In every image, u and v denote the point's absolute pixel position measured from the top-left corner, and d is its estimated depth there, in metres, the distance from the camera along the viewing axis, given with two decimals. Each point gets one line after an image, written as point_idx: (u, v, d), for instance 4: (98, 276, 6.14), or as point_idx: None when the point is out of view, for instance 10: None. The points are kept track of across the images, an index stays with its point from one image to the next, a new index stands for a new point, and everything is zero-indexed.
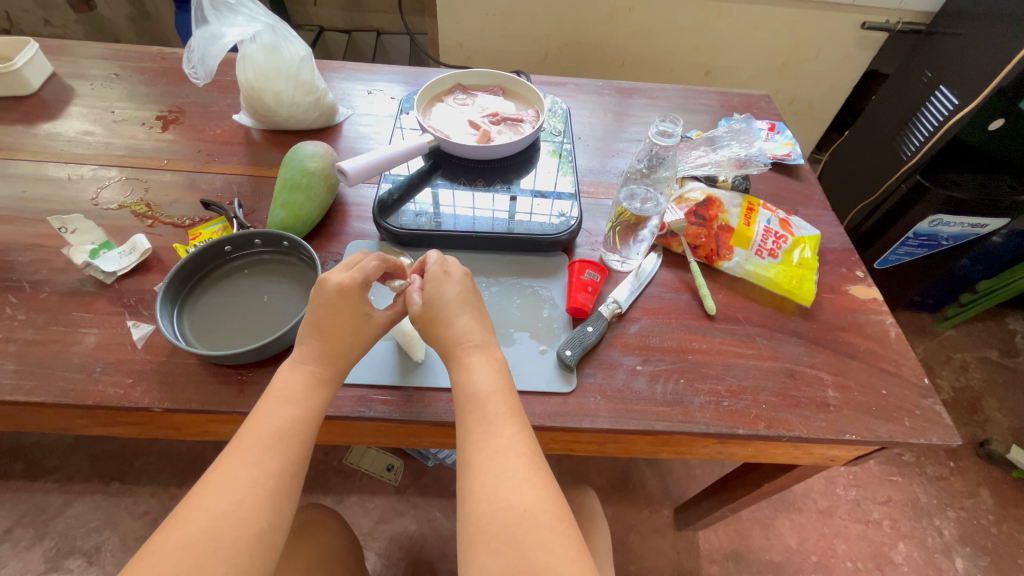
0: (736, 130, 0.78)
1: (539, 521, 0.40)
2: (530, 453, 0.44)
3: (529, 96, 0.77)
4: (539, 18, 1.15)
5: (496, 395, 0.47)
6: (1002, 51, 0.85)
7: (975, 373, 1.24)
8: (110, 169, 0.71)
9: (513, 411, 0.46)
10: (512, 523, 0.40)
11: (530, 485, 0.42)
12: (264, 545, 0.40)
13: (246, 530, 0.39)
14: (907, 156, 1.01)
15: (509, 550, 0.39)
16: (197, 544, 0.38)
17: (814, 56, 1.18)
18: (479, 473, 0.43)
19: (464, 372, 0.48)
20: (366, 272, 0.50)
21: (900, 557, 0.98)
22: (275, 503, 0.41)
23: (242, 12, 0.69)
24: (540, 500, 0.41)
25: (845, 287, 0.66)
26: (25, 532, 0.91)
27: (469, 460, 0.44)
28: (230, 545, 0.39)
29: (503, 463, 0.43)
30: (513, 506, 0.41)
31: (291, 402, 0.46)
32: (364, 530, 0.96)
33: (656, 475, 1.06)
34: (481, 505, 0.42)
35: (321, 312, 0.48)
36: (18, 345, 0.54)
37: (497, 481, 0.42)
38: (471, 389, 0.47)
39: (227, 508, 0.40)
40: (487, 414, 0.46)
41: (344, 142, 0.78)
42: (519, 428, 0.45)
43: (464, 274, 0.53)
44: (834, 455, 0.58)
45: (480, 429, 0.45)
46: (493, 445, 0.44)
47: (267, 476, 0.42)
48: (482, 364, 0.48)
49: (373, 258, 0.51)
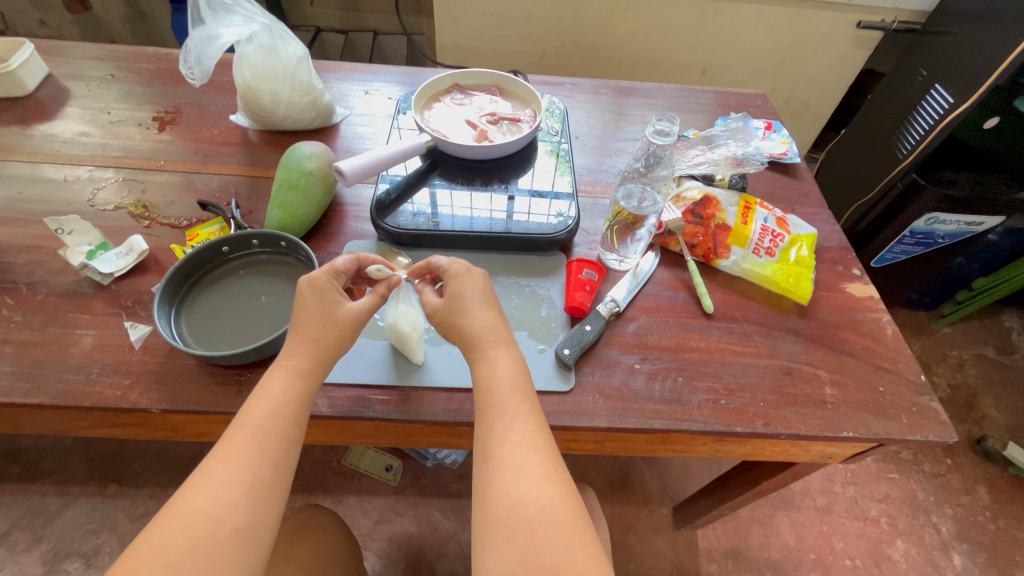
0: (733, 129, 0.77)
1: (557, 516, 0.41)
2: (549, 450, 0.44)
3: (527, 96, 0.77)
4: (536, 18, 1.15)
5: (517, 391, 0.47)
6: (996, 50, 0.86)
7: (971, 370, 1.25)
8: (107, 170, 0.71)
9: (532, 407, 0.46)
10: (532, 517, 0.40)
11: (548, 481, 0.42)
12: (245, 543, 0.39)
13: (223, 529, 0.39)
14: (902, 154, 1.01)
15: (527, 544, 0.39)
16: (173, 545, 0.38)
17: (810, 55, 1.19)
18: (500, 466, 0.43)
19: (487, 365, 0.48)
20: (336, 267, 0.52)
21: (898, 554, 0.99)
22: (254, 500, 0.41)
23: (239, 13, 0.69)
24: (558, 497, 0.42)
25: (842, 285, 0.66)
26: (22, 534, 0.91)
27: (490, 452, 0.44)
28: (208, 543, 0.38)
29: (525, 458, 0.43)
30: (533, 501, 0.41)
31: (270, 398, 0.45)
32: (363, 531, 0.96)
33: (655, 474, 1.06)
34: (500, 499, 0.42)
35: (298, 306, 0.49)
36: (14, 347, 0.54)
37: (518, 475, 0.42)
38: (492, 383, 0.47)
39: (204, 506, 0.39)
40: (508, 409, 0.46)
41: (341, 142, 0.78)
42: (538, 424, 0.45)
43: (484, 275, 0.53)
44: (832, 452, 0.58)
45: (502, 423, 0.45)
46: (515, 439, 0.44)
47: (244, 473, 0.41)
48: (506, 359, 0.48)
49: (342, 256, 0.53)
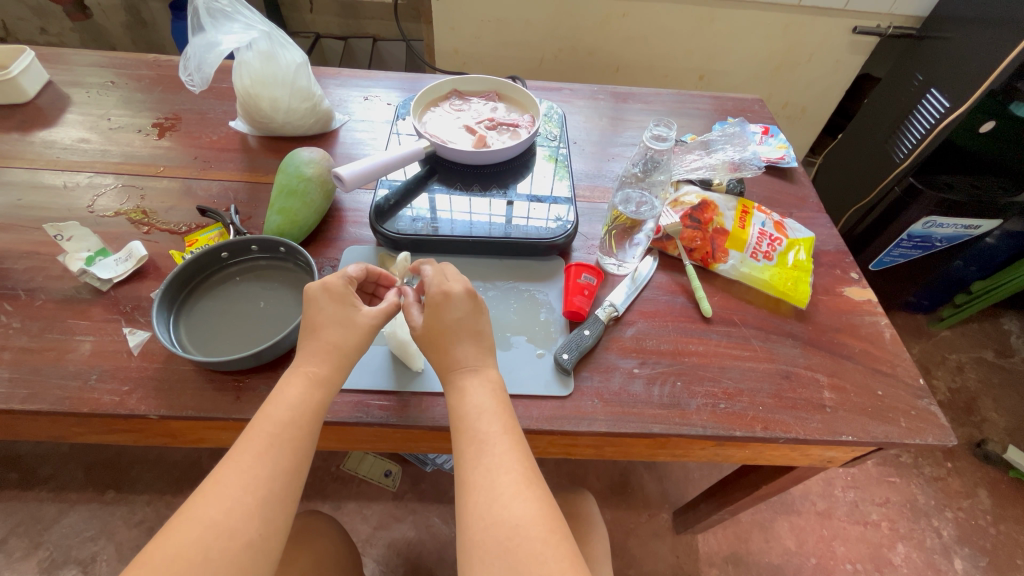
0: (730, 134, 0.79)
1: (531, 533, 0.41)
2: (522, 468, 0.44)
3: (524, 101, 0.78)
4: (533, 24, 1.16)
5: (489, 414, 0.47)
6: (992, 53, 0.86)
7: (971, 373, 1.25)
8: (106, 177, 0.71)
9: (506, 428, 0.47)
10: (504, 537, 0.41)
11: (522, 499, 0.42)
12: (256, 554, 0.39)
13: (235, 540, 0.39)
14: (899, 158, 1.02)
15: (503, 564, 0.39)
16: (185, 555, 0.37)
17: (806, 60, 1.19)
18: (472, 491, 0.43)
19: (457, 394, 0.49)
20: (350, 274, 0.52)
21: (900, 559, 0.98)
22: (266, 512, 0.41)
23: (238, 20, 0.69)
24: (532, 514, 0.42)
25: (840, 289, 0.66)
26: (19, 542, 0.90)
27: (463, 477, 0.44)
28: (219, 555, 0.38)
29: (495, 479, 0.43)
30: (506, 521, 0.41)
31: (284, 406, 0.45)
32: (362, 537, 0.95)
33: (655, 478, 1.06)
34: (475, 521, 0.42)
35: (312, 313, 0.49)
36: (12, 353, 0.54)
37: (490, 497, 0.42)
38: (463, 410, 0.48)
39: (217, 517, 0.39)
40: (478, 434, 0.46)
41: (340, 148, 0.78)
42: (511, 444, 0.46)
43: (465, 291, 0.51)
44: (831, 456, 0.58)
45: (473, 448, 0.45)
46: (485, 463, 0.44)
47: (258, 485, 0.41)
48: (477, 385, 0.49)
49: (355, 265, 0.53)
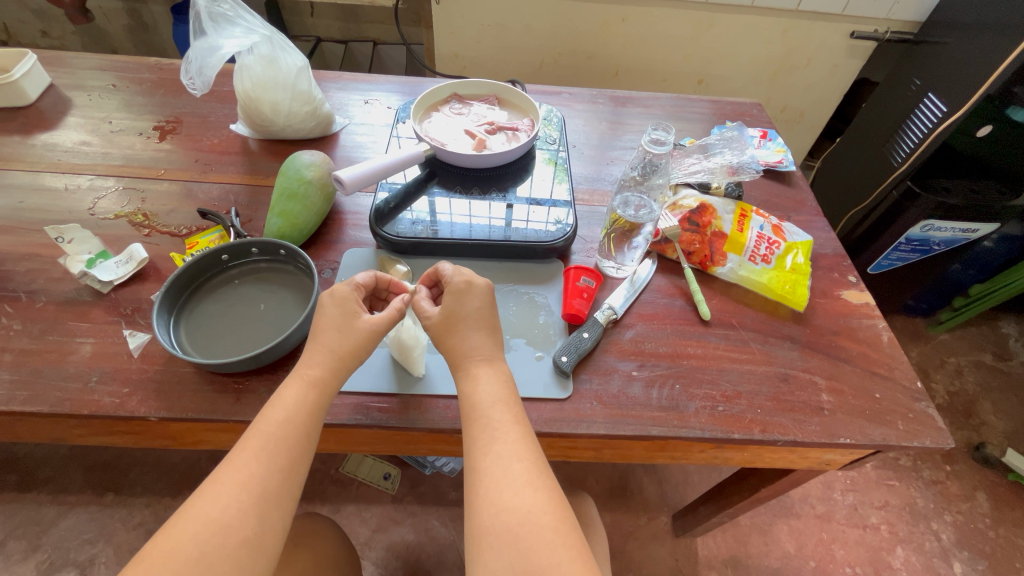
0: (728, 138, 0.78)
1: (541, 521, 0.41)
2: (533, 458, 0.44)
3: (523, 105, 0.78)
4: (533, 28, 1.16)
5: (500, 403, 0.47)
6: (988, 59, 0.87)
7: (970, 377, 1.25)
8: (107, 179, 0.72)
9: (517, 418, 0.47)
10: (515, 524, 0.41)
11: (532, 488, 0.42)
12: (252, 552, 0.39)
13: (230, 537, 0.39)
14: (897, 161, 1.02)
15: (514, 550, 0.40)
16: (183, 550, 0.38)
17: (804, 64, 1.20)
18: (483, 477, 0.43)
19: (469, 382, 0.49)
20: (357, 282, 0.52)
21: (899, 562, 0.98)
22: (262, 510, 0.41)
23: (241, 24, 0.69)
24: (541, 502, 0.42)
25: (838, 292, 0.67)
26: (17, 544, 0.90)
27: (475, 464, 0.45)
28: (215, 552, 0.38)
29: (507, 467, 0.43)
30: (517, 508, 0.41)
31: (282, 406, 0.45)
32: (361, 539, 0.95)
33: (654, 481, 1.06)
34: (485, 508, 0.42)
35: (320, 314, 0.51)
36: (13, 355, 0.54)
37: (501, 484, 0.43)
38: (475, 397, 0.48)
39: (213, 514, 0.39)
40: (491, 422, 0.46)
41: (340, 152, 0.78)
42: (522, 435, 0.46)
43: (486, 287, 0.52)
44: (829, 459, 0.58)
45: (485, 434, 0.45)
46: (498, 450, 0.44)
47: (254, 483, 0.41)
48: (488, 375, 0.49)
49: (363, 273, 0.54)
